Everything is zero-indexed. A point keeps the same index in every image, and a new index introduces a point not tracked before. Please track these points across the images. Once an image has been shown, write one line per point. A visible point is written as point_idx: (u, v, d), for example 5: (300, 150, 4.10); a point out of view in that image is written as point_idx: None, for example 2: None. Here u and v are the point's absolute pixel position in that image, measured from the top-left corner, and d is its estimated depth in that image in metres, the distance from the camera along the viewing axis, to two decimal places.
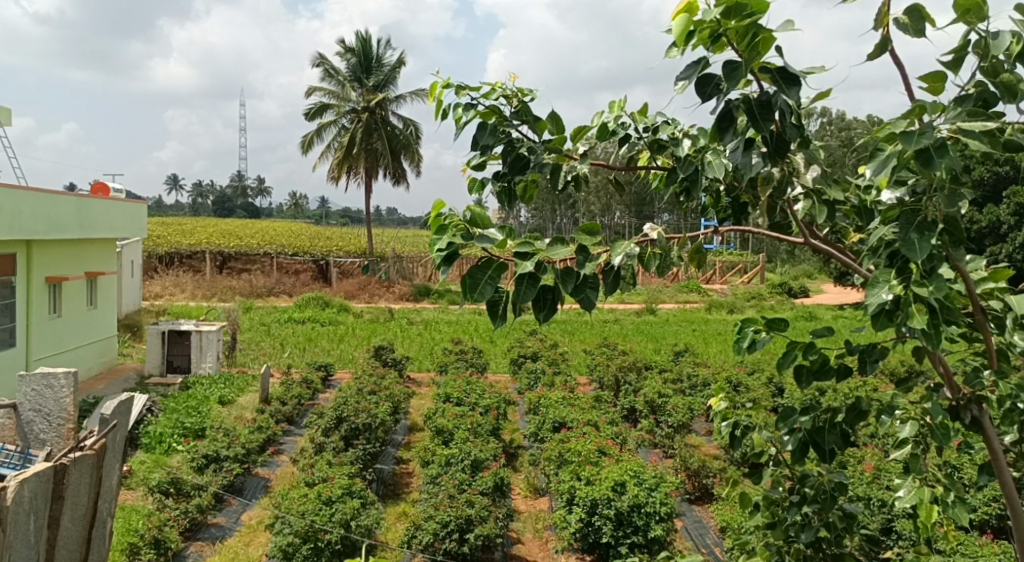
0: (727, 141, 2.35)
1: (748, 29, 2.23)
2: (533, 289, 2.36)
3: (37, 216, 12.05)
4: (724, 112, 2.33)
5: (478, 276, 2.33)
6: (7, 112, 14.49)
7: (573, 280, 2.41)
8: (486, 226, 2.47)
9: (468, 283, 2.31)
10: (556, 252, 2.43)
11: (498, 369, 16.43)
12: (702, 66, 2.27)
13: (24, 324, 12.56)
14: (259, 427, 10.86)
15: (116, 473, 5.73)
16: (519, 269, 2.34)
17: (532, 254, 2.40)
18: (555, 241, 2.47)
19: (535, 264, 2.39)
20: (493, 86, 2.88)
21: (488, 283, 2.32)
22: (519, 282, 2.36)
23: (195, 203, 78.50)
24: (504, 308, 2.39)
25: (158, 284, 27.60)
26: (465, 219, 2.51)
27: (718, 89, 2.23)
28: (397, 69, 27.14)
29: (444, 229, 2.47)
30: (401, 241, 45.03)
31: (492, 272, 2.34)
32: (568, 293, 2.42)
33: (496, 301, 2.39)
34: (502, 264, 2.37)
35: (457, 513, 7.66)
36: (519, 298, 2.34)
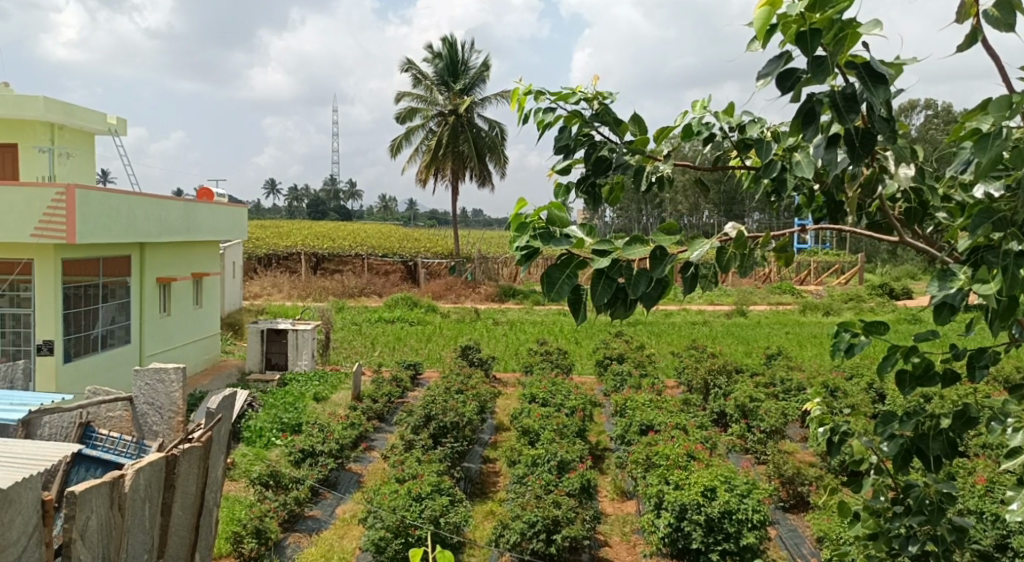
0: (810, 136, 2.28)
1: (834, 25, 2.18)
2: (608, 290, 2.43)
3: (148, 220, 12.79)
4: (806, 108, 2.26)
5: (555, 276, 2.38)
6: (122, 123, 15.47)
7: (645, 283, 2.43)
8: (565, 225, 2.52)
9: (547, 281, 2.36)
10: (632, 252, 2.42)
11: (583, 371, 16.39)
12: (784, 60, 2.22)
13: (138, 322, 13.35)
14: (351, 424, 11.20)
15: (221, 464, 6.05)
16: (596, 266, 2.40)
17: (609, 251, 2.42)
18: (631, 242, 2.46)
19: (611, 262, 2.42)
20: (572, 89, 2.90)
21: (565, 283, 2.37)
22: (595, 281, 2.43)
23: (292, 206, 81.57)
24: (585, 304, 2.45)
25: (257, 284, 28.83)
26: (543, 216, 2.56)
27: (800, 83, 2.19)
28: (483, 72, 27.43)
29: (524, 226, 2.48)
30: (486, 242, 45.54)
31: (571, 270, 2.39)
32: (638, 296, 2.43)
33: (576, 298, 2.45)
34: (581, 261, 2.43)
35: (545, 513, 7.70)
36: (595, 296, 2.41)
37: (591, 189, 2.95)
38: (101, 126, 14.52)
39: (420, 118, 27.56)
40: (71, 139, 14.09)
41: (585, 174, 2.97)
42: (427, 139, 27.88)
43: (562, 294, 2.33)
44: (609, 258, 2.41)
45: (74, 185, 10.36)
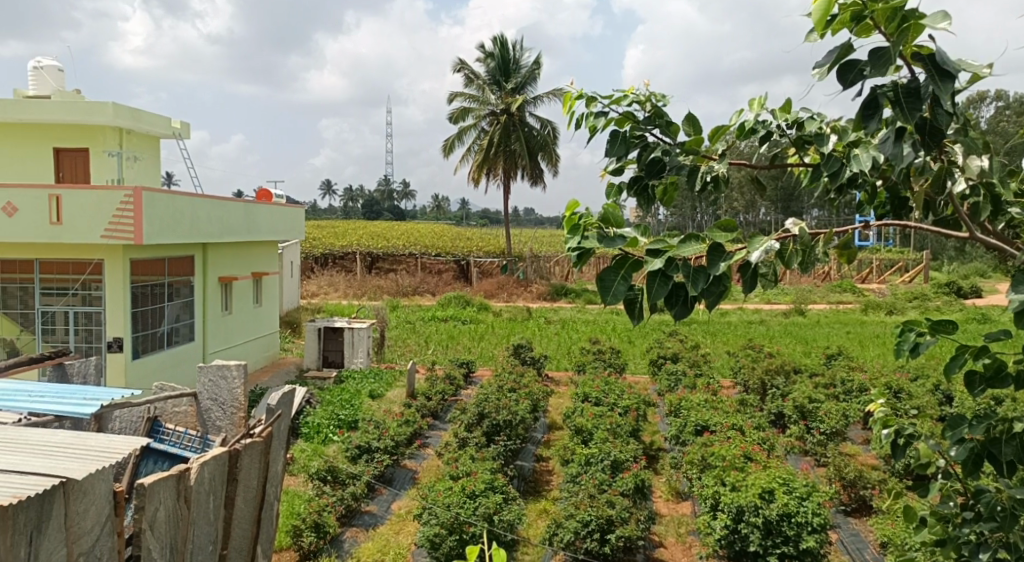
0: (871, 129, 2.22)
1: (896, 14, 2.12)
2: (664, 287, 2.37)
3: (211, 221, 13.15)
4: (869, 100, 2.21)
5: (610, 277, 2.35)
6: (185, 126, 15.94)
7: (703, 281, 2.37)
8: (619, 225, 2.50)
9: (601, 283, 2.34)
10: (687, 251, 2.40)
11: (637, 370, 16.26)
12: (843, 52, 2.18)
13: (201, 321, 13.76)
14: (406, 421, 11.35)
15: (281, 458, 6.20)
16: (649, 266, 2.36)
17: (664, 250, 2.40)
18: (687, 240, 2.43)
19: (665, 261, 2.39)
20: (625, 93, 2.90)
21: (620, 284, 2.35)
22: (651, 280, 2.38)
23: (347, 207, 82.91)
24: (642, 306, 2.46)
25: (314, 283, 29.41)
26: (598, 218, 2.53)
27: (861, 75, 2.14)
28: (535, 70, 27.40)
29: (577, 228, 2.52)
30: (538, 241, 45.56)
31: (625, 272, 2.36)
32: (699, 293, 2.39)
33: (631, 299, 2.44)
34: (635, 261, 2.40)
35: (599, 513, 7.67)
36: (651, 294, 2.35)
37: (644, 191, 2.94)
38: (166, 130, 14.98)
39: (473, 118, 27.72)
40: (138, 143, 14.58)
41: (638, 175, 2.96)
42: (480, 139, 28.02)
43: (617, 295, 2.30)
44: (664, 258, 2.39)
45: (141, 188, 10.72)
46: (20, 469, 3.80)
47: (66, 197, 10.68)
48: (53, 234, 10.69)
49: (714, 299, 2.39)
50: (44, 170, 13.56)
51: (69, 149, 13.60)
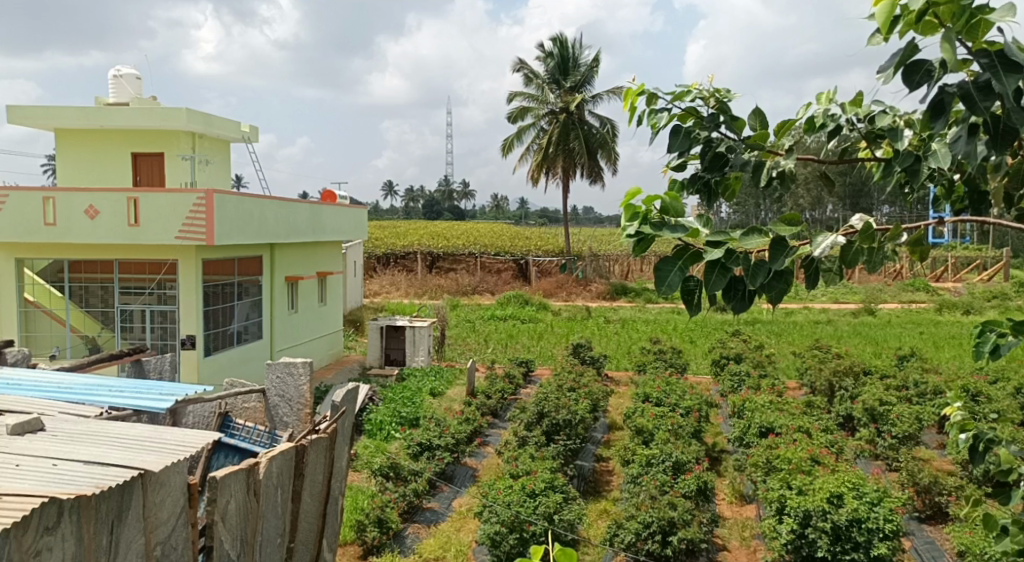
0: (941, 129, 2.14)
1: (963, 10, 2.05)
2: (722, 279, 2.35)
3: (278, 222, 13.49)
4: (936, 101, 2.13)
5: (667, 268, 2.37)
6: (253, 130, 16.40)
7: (763, 275, 2.36)
8: (680, 214, 2.44)
9: (659, 274, 2.37)
10: (750, 243, 2.36)
11: (699, 371, 16.03)
12: (908, 53, 2.10)
13: (269, 319, 14.15)
14: (466, 419, 11.45)
15: (345, 455, 6.32)
16: (709, 257, 2.34)
17: (726, 241, 2.37)
18: (749, 231, 2.39)
19: (727, 253, 2.36)
20: (687, 88, 2.86)
21: (677, 274, 2.36)
22: (709, 271, 2.36)
23: (407, 208, 83.98)
24: (699, 296, 2.36)
25: (376, 282, 29.90)
26: (657, 207, 2.49)
27: (928, 78, 2.06)
28: (594, 68, 27.24)
29: (636, 214, 2.45)
30: (596, 239, 45.36)
31: (683, 263, 2.38)
32: (758, 286, 2.36)
33: (689, 290, 2.38)
34: (696, 252, 2.39)
35: (660, 514, 7.58)
36: (708, 286, 2.34)
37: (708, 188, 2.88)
38: (236, 134, 15.44)
39: (532, 117, 27.72)
40: (210, 147, 15.07)
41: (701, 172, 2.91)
42: (539, 138, 28.02)
43: (673, 285, 2.31)
44: (724, 250, 2.35)
45: (212, 191, 11.09)
46: (102, 461, 3.97)
47: (142, 200, 11.09)
48: (130, 235, 11.11)
49: (777, 293, 2.35)
50: (122, 175, 14.13)
51: (145, 153, 14.14)
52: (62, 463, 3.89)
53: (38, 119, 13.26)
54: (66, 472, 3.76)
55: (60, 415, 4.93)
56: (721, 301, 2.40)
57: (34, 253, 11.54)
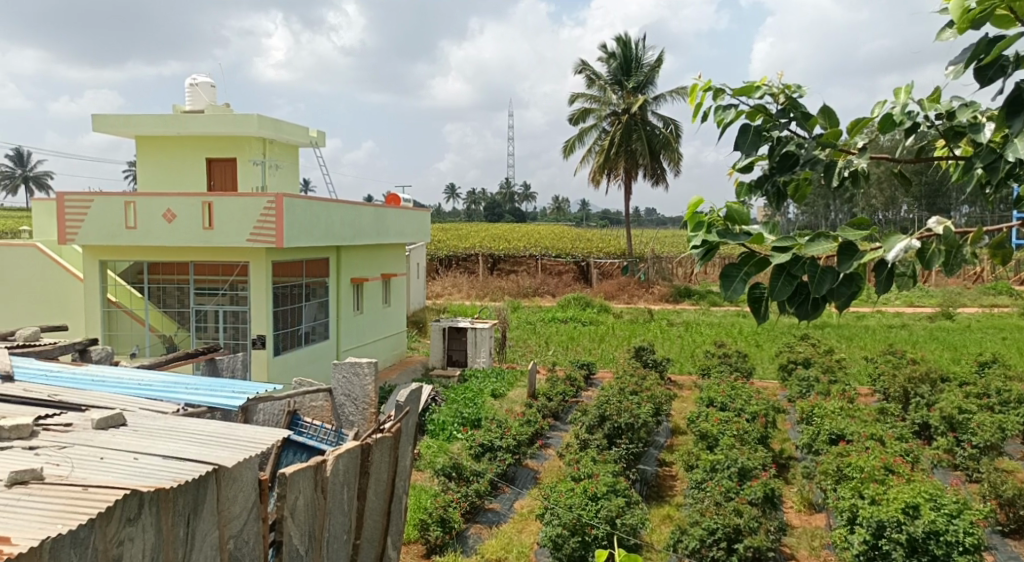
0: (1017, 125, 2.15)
1: None
2: (788, 286, 2.29)
3: (344, 224, 13.76)
4: (1012, 97, 2.15)
5: (732, 273, 2.31)
6: (320, 134, 16.78)
7: (830, 280, 2.28)
8: (745, 223, 2.45)
9: (724, 279, 2.30)
10: (816, 249, 2.27)
11: (765, 375, 15.70)
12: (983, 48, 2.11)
13: (335, 320, 14.44)
14: (527, 421, 11.47)
15: (409, 455, 6.41)
16: (773, 265, 2.28)
17: (792, 248, 2.30)
18: (816, 237, 2.30)
19: (792, 260, 2.29)
20: (755, 85, 2.82)
21: (742, 281, 2.29)
22: (775, 279, 2.30)
23: (469, 211, 84.57)
24: (766, 305, 2.31)
25: (438, 284, 30.22)
26: (722, 214, 2.47)
27: (1002, 72, 2.06)
28: (657, 69, 26.97)
29: (701, 224, 2.44)
30: (659, 241, 44.85)
31: (748, 268, 2.31)
32: (825, 294, 2.28)
33: (754, 297, 2.33)
34: (761, 259, 2.32)
35: (726, 521, 7.43)
36: (773, 295, 2.29)
37: (775, 188, 2.80)
38: (304, 139, 15.82)
39: (594, 119, 27.60)
40: (279, 152, 15.49)
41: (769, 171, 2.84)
42: (601, 139, 27.86)
43: (738, 291, 2.25)
44: (789, 255, 2.29)
45: (281, 195, 11.40)
46: (179, 455, 4.11)
47: (217, 204, 11.46)
48: (205, 238, 11.49)
49: (845, 299, 2.27)
50: (197, 179, 14.63)
51: (218, 158, 14.61)
52: (142, 457, 4.04)
53: (120, 126, 13.83)
54: (145, 466, 3.90)
55: (140, 411, 5.13)
56: (789, 308, 2.35)
57: (113, 255, 11.96)
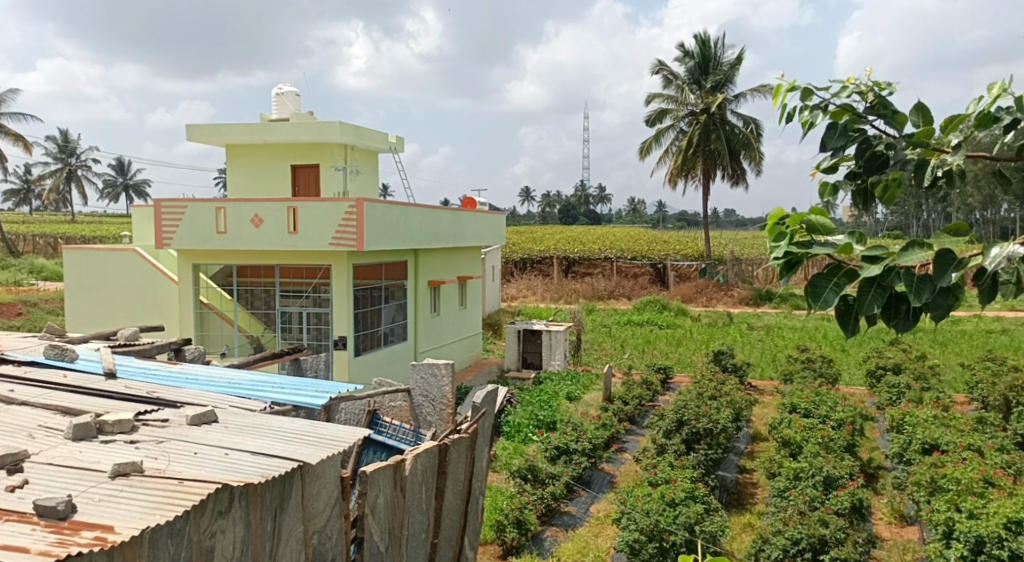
0: None
1: None
2: (881, 298, 2.20)
3: (422, 228, 13.98)
4: None
5: (821, 284, 2.23)
6: (399, 140, 17.12)
7: (929, 291, 2.18)
8: (831, 232, 2.34)
9: (812, 292, 2.22)
10: (910, 259, 2.18)
11: (851, 382, 15.14)
12: None
13: (413, 322, 14.69)
14: (603, 425, 11.42)
15: (485, 456, 6.45)
16: (865, 275, 2.20)
17: (884, 257, 2.22)
18: (910, 246, 2.21)
19: (884, 270, 2.21)
20: (843, 83, 2.73)
21: (833, 291, 2.21)
22: (867, 290, 2.22)
23: (544, 213, 84.62)
24: (856, 316, 2.22)
25: (513, 287, 30.36)
26: (805, 225, 2.37)
27: None
28: (736, 67, 26.40)
29: (782, 235, 2.36)
30: (738, 243, 43.84)
31: (838, 280, 2.23)
32: (924, 304, 2.18)
33: (845, 310, 2.25)
34: (850, 271, 2.25)
35: (810, 531, 7.18)
36: (867, 306, 2.20)
37: None
38: (384, 145, 16.17)
39: (671, 119, 27.21)
40: (359, 158, 15.88)
41: (857, 172, 2.76)
42: (678, 140, 27.44)
43: (828, 305, 2.17)
44: (882, 266, 2.20)
45: (362, 200, 11.67)
46: (266, 451, 4.25)
47: (301, 209, 11.81)
48: (290, 242, 11.86)
49: (946, 309, 2.17)
50: (283, 186, 15.12)
51: (302, 165, 15.07)
52: (232, 453, 4.20)
53: (212, 135, 14.44)
54: (236, 461, 4.06)
55: (230, 409, 5.34)
56: (884, 319, 2.26)
57: (205, 259, 12.48)
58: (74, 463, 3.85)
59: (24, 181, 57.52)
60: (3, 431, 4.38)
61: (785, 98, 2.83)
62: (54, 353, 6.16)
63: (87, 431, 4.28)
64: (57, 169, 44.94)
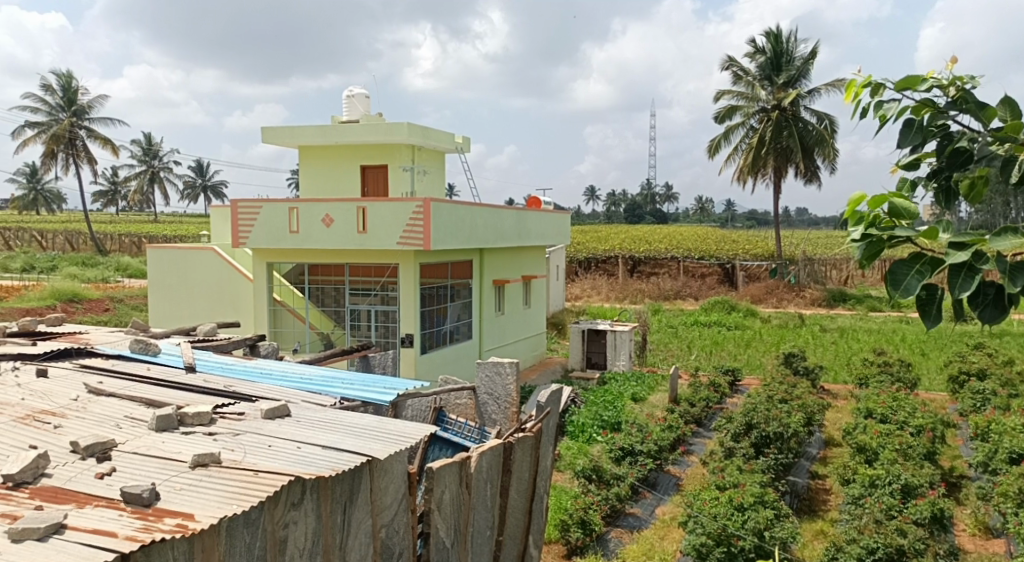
0: None
1: None
2: (970, 282, 2.09)
3: (487, 228, 14.07)
4: None
5: (901, 272, 2.16)
6: (466, 140, 17.26)
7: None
8: (915, 219, 2.27)
9: (891, 278, 2.16)
10: (1001, 245, 2.07)
11: (931, 387, 14.57)
12: None
13: (478, 322, 14.81)
14: (670, 426, 11.40)
15: (550, 455, 6.45)
16: (952, 260, 2.10)
17: (972, 243, 2.11)
18: (1001, 233, 2.10)
19: (974, 255, 2.10)
20: (922, 77, 2.62)
21: (915, 279, 2.14)
22: (954, 275, 2.12)
23: (609, 212, 84.09)
24: (938, 305, 2.15)
25: (577, 287, 30.27)
26: (888, 213, 2.31)
27: None
28: (810, 62, 25.69)
29: (862, 221, 2.31)
30: (811, 243, 42.69)
31: (920, 266, 2.15)
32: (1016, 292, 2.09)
33: (928, 298, 2.17)
34: (934, 258, 2.16)
35: (887, 541, 6.92)
36: (955, 291, 2.09)
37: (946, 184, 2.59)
38: (451, 145, 16.34)
39: (741, 116, 26.64)
40: (426, 159, 16.08)
41: (939, 169, 2.65)
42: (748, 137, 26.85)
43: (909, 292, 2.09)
44: (970, 251, 2.10)
45: (429, 200, 11.81)
46: (336, 446, 4.34)
47: (370, 209, 12.03)
48: (359, 241, 12.09)
49: None
50: (352, 186, 15.42)
51: (372, 166, 15.35)
52: (305, 446, 4.31)
53: (286, 137, 14.86)
54: (308, 454, 4.16)
55: (302, 404, 5.47)
56: (970, 310, 2.17)
57: (279, 258, 12.83)
58: (157, 452, 4.02)
59: (111, 182, 60.26)
60: (93, 420, 4.60)
61: (860, 93, 2.74)
62: (138, 347, 6.44)
63: (169, 422, 4.46)
64: (141, 171, 46.86)
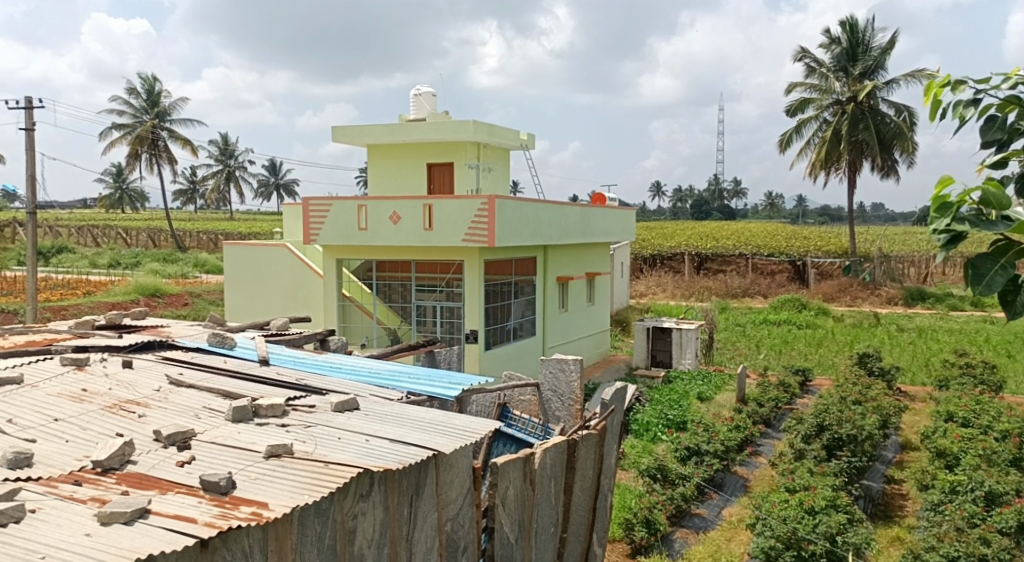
0: None
1: None
2: None
3: (552, 225, 14.07)
4: None
5: (984, 267, 2.10)
6: (531, 138, 17.29)
7: None
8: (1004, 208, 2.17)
9: (973, 274, 2.09)
10: None
11: (1017, 391, 13.90)
12: None
13: (542, 318, 14.82)
14: (737, 426, 11.22)
15: (613, 453, 6.40)
16: None
17: None
18: None
19: None
20: (1006, 75, 2.49)
21: (999, 274, 2.07)
22: None
23: (676, 208, 82.99)
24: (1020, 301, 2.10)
25: (642, 284, 29.98)
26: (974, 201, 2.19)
27: None
28: (888, 51, 24.80)
29: (947, 207, 2.17)
30: (887, 239, 41.25)
31: (1005, 260, 2.09)
32: None
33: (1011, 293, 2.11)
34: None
35: (969, 549, 6.63)
36: None
37: None
38: (516, 142, 16.39)
39: (814, 109, 25.90)
40: (492, 156, 16.18)
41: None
42: (821, 131, 26.08)
43: (994, 288, 2.04)
44: None
45: (494, 197, 11.87)
46: (404, 439, 4.41)
47: (436, 206, 12.15)
48: (425, 238, 12.24)
49: None
50: (419, 184, 15.62)
51: (438, 164, 15.52)
52: (373, 439, 4.40)
53: (355, 136, 15.15)
54: (376, 447, 4.24)
55: (370, 397, 5.59)
56: None
57: (349, 254, 13.10)
58: (234, 442, 4.17)
59: (190, 182, 62.50)
60: (174, 410, 4.80)
61: (939, 93, 2.64)
62: (216, 340, 6.68)
63: (245, 414, 4.62)
64: (218, 170, 48.39)
